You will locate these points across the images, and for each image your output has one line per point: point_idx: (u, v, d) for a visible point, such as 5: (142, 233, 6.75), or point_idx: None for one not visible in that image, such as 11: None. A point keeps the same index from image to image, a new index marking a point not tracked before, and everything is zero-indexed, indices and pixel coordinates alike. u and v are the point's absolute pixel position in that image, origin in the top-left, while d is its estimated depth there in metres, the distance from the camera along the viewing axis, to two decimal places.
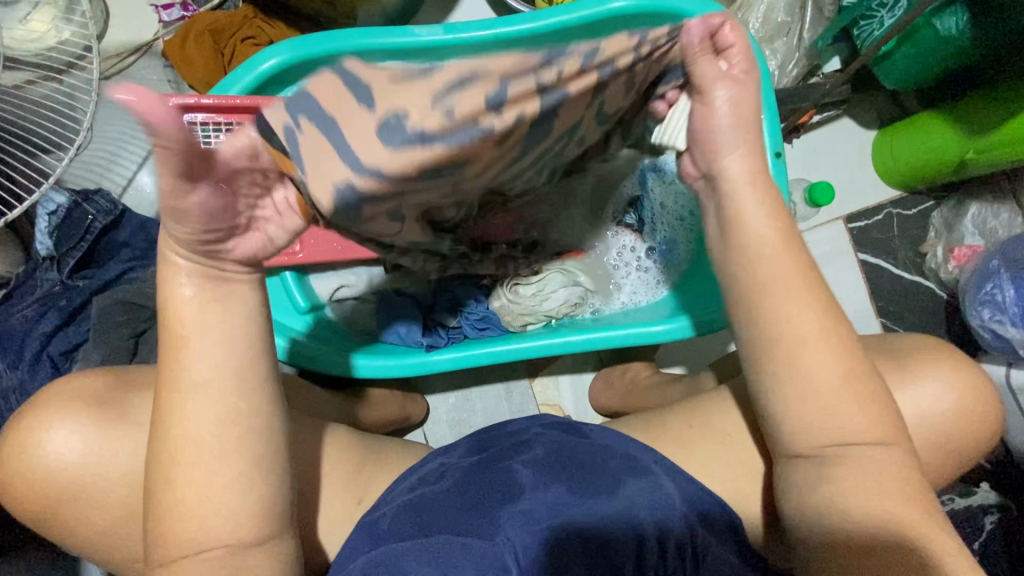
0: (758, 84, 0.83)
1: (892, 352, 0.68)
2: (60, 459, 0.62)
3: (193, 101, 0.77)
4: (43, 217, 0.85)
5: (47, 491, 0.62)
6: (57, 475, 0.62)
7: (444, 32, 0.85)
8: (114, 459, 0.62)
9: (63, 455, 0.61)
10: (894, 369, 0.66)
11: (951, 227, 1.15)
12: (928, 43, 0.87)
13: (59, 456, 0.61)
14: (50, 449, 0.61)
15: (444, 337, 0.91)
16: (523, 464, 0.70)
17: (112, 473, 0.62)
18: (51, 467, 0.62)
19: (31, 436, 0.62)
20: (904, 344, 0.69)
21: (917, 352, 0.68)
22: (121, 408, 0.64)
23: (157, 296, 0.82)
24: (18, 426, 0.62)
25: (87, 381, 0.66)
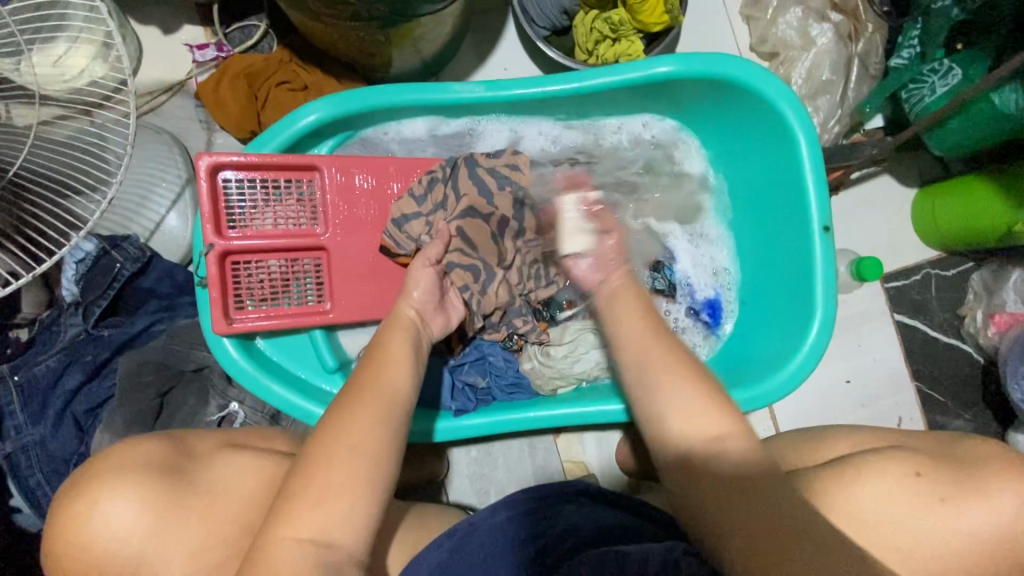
0: (809, 155, 0.81)
1: (959, 462, 0.72)
2: (117, 529, 0.59)
3: (229, 159, 0.75)
4: (71, 264, 0.84)
5: (103, 566, 0.59)
6: (110, 553, 0.59)
7: (485, 89, 0.83)
8: (174, 536, 0.61)
9: (123, 527, 0.59)
10: (966, 484, 0.69)
11: (992, 292, 1.11)
12: (985, 117, 0.84)
13: (119, 526, 0.59)
14: (111, 517, 0.59)
15: (473, 399, 0.88)
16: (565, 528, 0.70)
17: (165, 551, 0.60)
18: (108, 542, 0.59)
19: (92, 508, 0.60)
20: (971, 452, 0.72)
21: (985, 464, 0.70)
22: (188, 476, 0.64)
23: (186, 356, 0.81)
24: (80, 495, 0.60)
25: (155, 446, 0.65)
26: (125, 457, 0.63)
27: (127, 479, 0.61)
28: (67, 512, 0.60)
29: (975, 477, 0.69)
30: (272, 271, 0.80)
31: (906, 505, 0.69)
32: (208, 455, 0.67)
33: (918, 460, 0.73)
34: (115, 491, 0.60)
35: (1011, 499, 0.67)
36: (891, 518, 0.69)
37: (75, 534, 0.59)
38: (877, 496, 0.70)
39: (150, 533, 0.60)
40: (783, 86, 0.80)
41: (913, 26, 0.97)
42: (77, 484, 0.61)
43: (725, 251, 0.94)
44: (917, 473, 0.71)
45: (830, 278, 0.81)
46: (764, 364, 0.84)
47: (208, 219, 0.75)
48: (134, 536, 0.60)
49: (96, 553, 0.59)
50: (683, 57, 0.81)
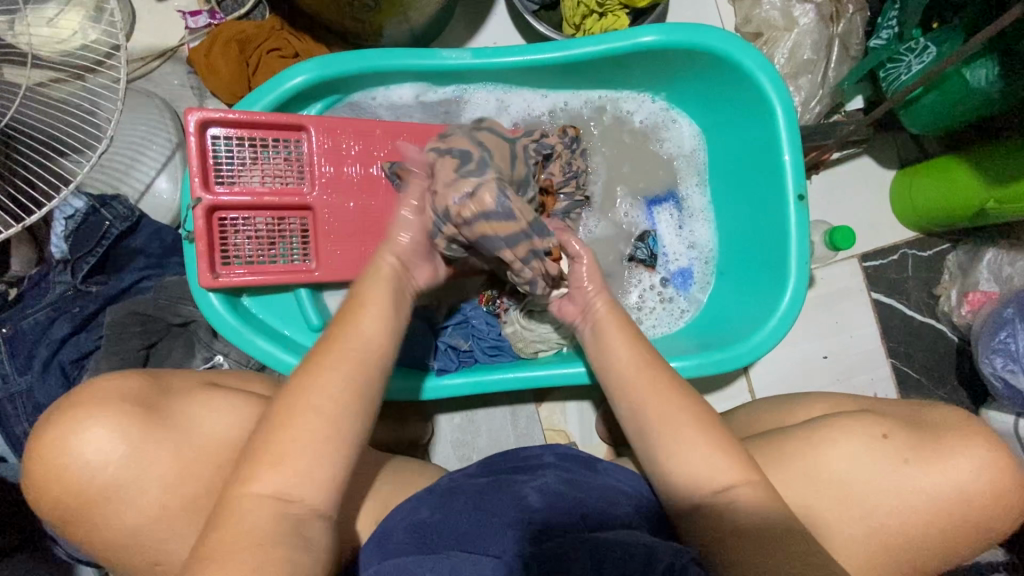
0: (786, 126, 0.83)
1: (925, 426, 0.74)
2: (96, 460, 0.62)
3: (217, 116, 0.76)
4: (60, 221, 0.85)
5: (79, 492, 0.62)
6: (87, 478, 0.62)
7: (472, 56, 0.85)
8: (149, 469, 0.63)
9: (101, 456, 0.62)
10: (929, 446, 0.72)
11: (966, 271, 1.14)
12: (957, 92, 0.87)
13: (96, 456, 0.62)
14: (89, 448, 0.62)
15: (455, 360, 0.91)
16: (535, 489, 0.73)
17: (140, 483, 0.63)
18: (85, 466, 0.62)
19: (70, 432, 0.62)
20: (939, 420, 0.75)
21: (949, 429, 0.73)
22: (167, 414, 0.66)
23: (172, 309, 0.82)
24: (62, 419, 0.63)
25: (132, 382, 0.67)
26: (104, 396, 0.65)
27: (105, 416, 0.63)
28: (46, 435, 0.62)
29: (941, 440, 0.72)
30: (259, 228, 0.81)
31: (873, 464, 0.71)
32: (185, 395, 0.69)
33: (886, 423, 0.75)
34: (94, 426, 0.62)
35: (971, 458, 0.70)
36: (858, 476, 0.72)
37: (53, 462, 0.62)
38: (847, 456, 0.72)
39: (127, 461, 0.62)
40: (762, 59, 0.82)
41: (891, 7, 0.98)
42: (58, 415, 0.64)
43: (705, 225, 0.97)
44: (884, 435, 0.73)
45: (804, 246, 0.83)
46: (738, 330, 0.86)
47: (197, 173, 0.77)
48: (113, 461, 0.62)
49: (74, 472, 0.62)
50: (664, 28, 0.83)
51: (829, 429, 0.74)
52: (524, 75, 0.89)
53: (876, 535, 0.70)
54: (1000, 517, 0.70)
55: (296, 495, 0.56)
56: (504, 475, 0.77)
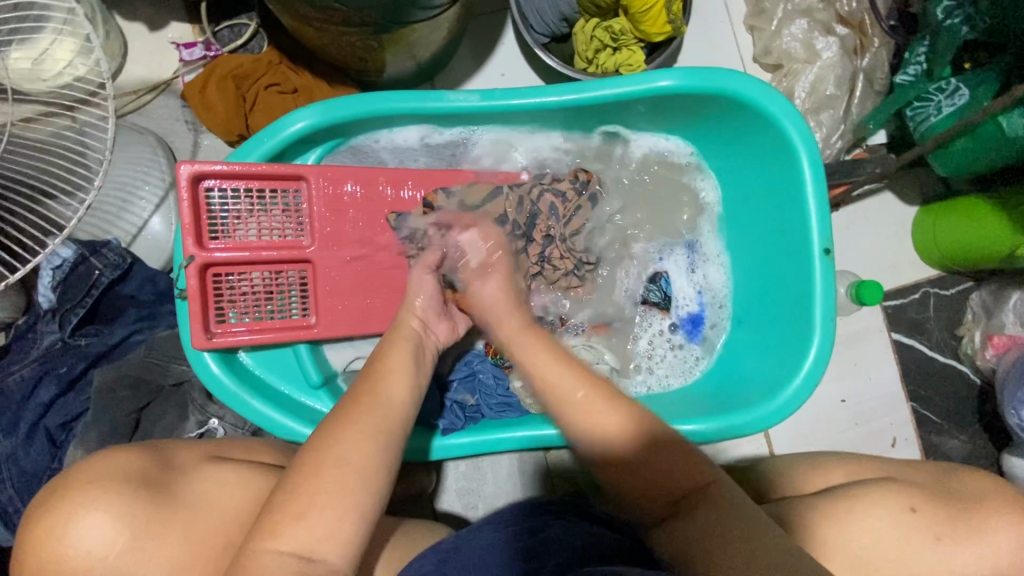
0: (812, 177, 0.79)
1: (957, 496, 0.70)
2: (96, 542, 0.58)
3: (211, 168, 0.72)
4: (49, 270, 0.81)
5: None
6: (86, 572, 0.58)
7: (480, 98, 0.80)
8: (147, 560, 0.59)
9: (98, 547, 0.58)
10: (963, 521, 0.68)
11: (990, 313, 1.10)
12: (991, 141, 0.83)
13: (104, 534, 0.58)
14: (91, 529, 0.58)
15: (461, 415, 0.87)
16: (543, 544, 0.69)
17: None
18: (83, 559, 0.58)
19: (68, 523, 0.58)
20: (970, 488, 0.71)
21: (984, 500, 0.69)
22: (169, 496, 0.62)
23: (165, 370, 0.78)
24: (59, 507, 0.58)
25: (132, 458, 0.63)
26: (118, 464, 0.62)
27: (106, 496, 0.59)
28: (41, 523, 0.58)
29: (974, 514, 0.68)
30: (256, 284, 0.77)
31: (898, 539, 0.68)
32: (186, 470, 0.65)
33: (915, 495, 0.71)
34: (100, 504, 0.59)
35: (1007, 534, 0.67)
36: (883, 551, 0.68)
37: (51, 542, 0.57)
38: (875, 529, 0.69)
39: (125, 553, 0.59)
40: (787, 105, 0.78)
41: (919, 43, 0.93)
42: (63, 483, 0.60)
43: (722, 270, 0.93)
44: (912, 508, 0.69)
45: (830, 301, 0.79)
46: (758, 389, 0.82)
47: (190, 230, 0.72)
48: (109, 554, 0.58)
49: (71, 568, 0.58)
50: (684, 71, 0.78)
51: (855, 501, 0.70)
52: (535, 116, 0.84)
53: None
54: None
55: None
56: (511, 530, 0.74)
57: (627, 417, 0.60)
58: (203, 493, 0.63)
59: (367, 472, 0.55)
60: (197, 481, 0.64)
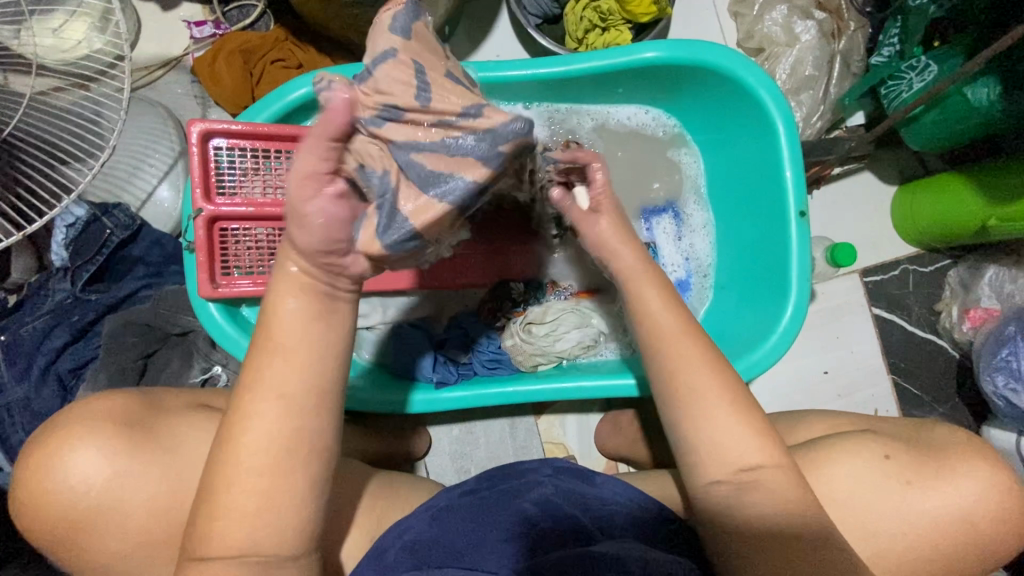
0: (788, 143, 0.83)
1: (930, 446, 0.75)
2: (81, 481, 0.60)
3: (220, 127, 0.76)
4: (61, 229, 0.85)
5: (68, 515, 0.60)
6: (77, 503, 0.60)
7: (474, 69, 0.85)
8: (139, 492, 0.61)
9: (88, 479, 0.60)
10: (933, 464, 0.72)
11: (967, 288, 1.14)
12: (958, 111, 0.87)
13: (93, 469, 0.60)
14: (78, 464, 0.60)
15: (454, 372, 0.90)
16: (533, 504, 0.73)
17: (132, 506, 0.61)
18: (74, 491, 0.60)
19: (59, 456, 0.60)
20: (941, 439, 0.75)
21: (955, 448, 0.74)
22: (158, 437, 0.64)
23: (171, 319, 0.82)
24: (52, 440, 0.61)
25: (122, 402, 0.65)
26: (97, 408, 0.64)
27: (97, 432, 0.61)
28: (38, 454, 0.61)
29: (945, 460, 0.72)
30: (260, 239, 0.81)
31: (874, 484, 0.72)
32: (175, 414, 0.67)
33: (889, 445, 0.75)
34: (83, 441, 0.61)
35: (975, 479, 0.70)
36: (860, 493, 0.71)
37: (38, 478, 0.60)
38: (853, 473, 0.72)
39: (118, 483, 0.61)
40: (763, 75, 0.82)
41: (891, 24, 0.97)
42: (48, 427, 0.63)
43: (705, 239, 0.97)
44: (886, 455, 0.73)
45: (805, 261, 0.83)
46: (738, 347, 0.86)
47: (198, 184, 0.77)
48: (102, 484, 0.61)
49: (63, 498, 0.60)
50: (668, 44, 0.83)
51: (833, 448, 0.75)
52: (526, 87, 0.89)
53: (877, 555, 0.70)
54: (998, 535, 0.70)
55: (294, 513, 0.52)
56: (501, 490, 0.77)
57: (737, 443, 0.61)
58: (184, 437, 0.65)
59: None
60: (181, 424, 0.66)
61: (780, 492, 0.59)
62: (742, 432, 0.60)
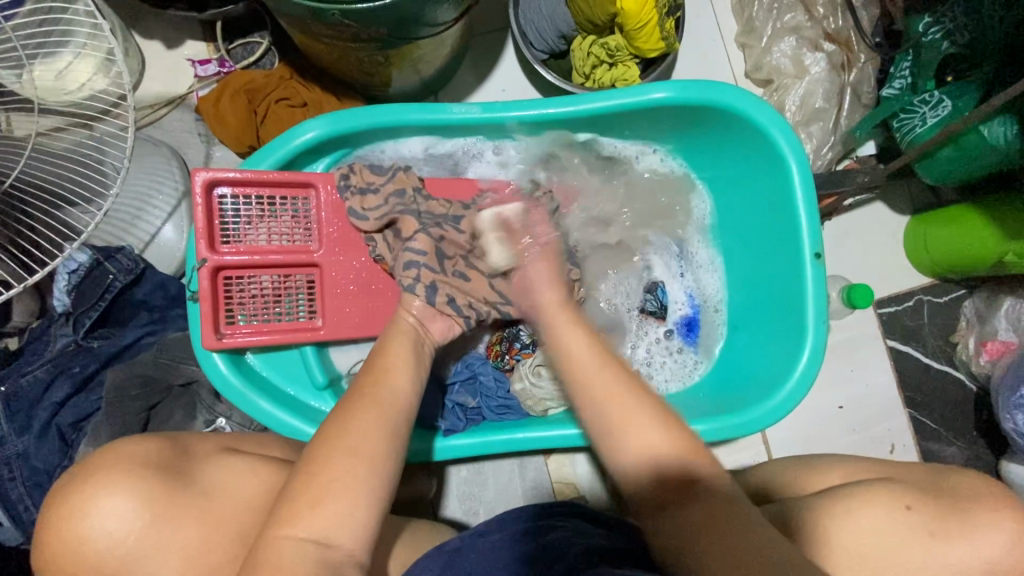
0: (801, 183, 0.82)
1: (951, 498, 0.71)
2: (110, 528, 0.58)
3: (225, 176, 0.75)
4: (63, 275, 0.84)
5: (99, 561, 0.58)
6: (109, 550, 0.58)
7: (481, 111, 0.84)
8: (168, 544, 0.60)
9: (122, 525, 0.59)
10: (957, 518, 0.69)
11: (984, 320, 1.12)
12: (974, 148, 0.85)
13: (123, 515, 0.59)
14: (107, 511, 0.58)
15: (463, 418, 0.89)
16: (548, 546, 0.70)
17: (157, 562, 0.59)
18: (105, 537, 0.58)
19: (91, 498, 0.59)
20: (961, 486, 0.72)
21: (974, 494, 0.71)
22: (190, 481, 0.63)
23: (175, 368, 0.80)
24: (84, 483, 0.59)
25: (154, 446, 0.64)
26: (134, 451, 0.63)
27: (132, 475, 0.60)
28: (69, 497, 0.59)
29: (967, 512, 0.69)
30: (265, 287, 0.80)
31: (899, 542, 0.69)
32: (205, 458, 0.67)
33: (909, 494, 0.72)
34: (119, 487, 0.59)
35: (1001, 534, 0.68)
36: (880, 549, 0.69)
37: (67, 526, 0.58)
38: (869, 527, 0.70)
39: (145, 532, 0.59)
40: (775, 115, 0.81)
41: (903, 58, 0.98)
42: (82, 468, 0.61)
43: (716, 277, 0.95)
44: (907, 507, 0.71)
45: (822, 304, 0.81)
46: (756, 391, 0.84)
47: (202, 234, 0.75)
48: (130, 534, 0.59)
49: (90, 547, 0.58)
50: (677, 84, 0.82)
51: (851, 497, 0.72)
52: (535, 127, 0.87)
53: None
54: None
55: None
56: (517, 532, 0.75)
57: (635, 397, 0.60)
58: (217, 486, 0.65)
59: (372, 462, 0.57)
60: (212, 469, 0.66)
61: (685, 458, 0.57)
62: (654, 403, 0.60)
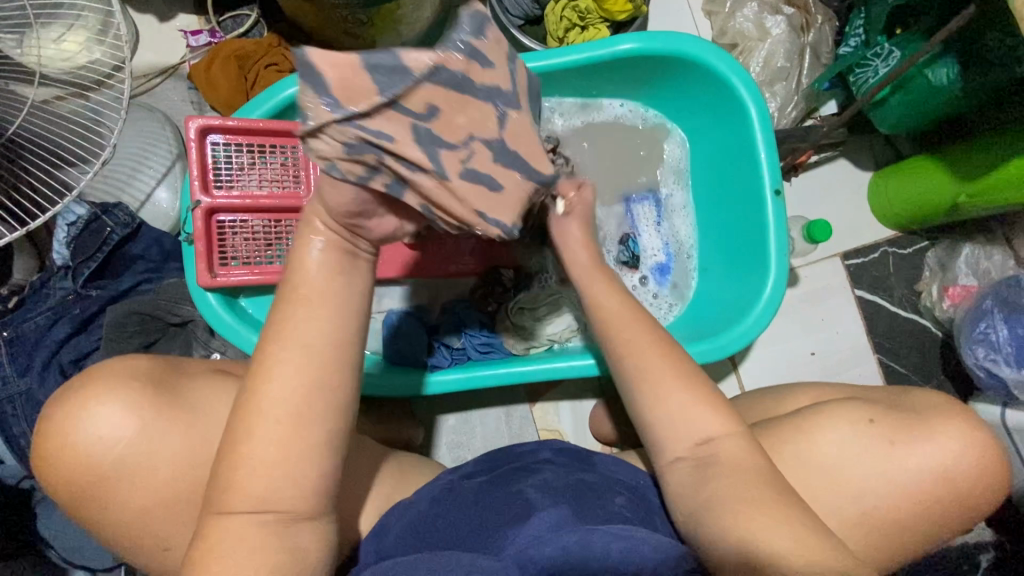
0: (760, 126, 0.87)
1: (911, 411, 0.77)
2: (100, 433, 0.62)
3: (216, 122, 0.79)
4: (63, 227, 0.88)
5: (89, 468, 0.62)
6: (100, 457, 0.62)
7: None
8: (157, 453, 0.63)
9: (110, 438, 0.62)
10: (914, 425, 0.75)
11: (945, 267, 1.17)
12: (920, 91, 0.92)
13: (109, 427, 0.62)
14: (96, 425, 0.62)
15: (448, 357, 0.93)
16: (533, 488, 0.74)
17: (148, 465, 0.63)
18: (93, 448, 0.62)
19: (81, 411, 0.62)
20: (921, 405, 0.78)
21: (933, 410, 0.76)
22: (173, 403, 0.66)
23: (171, 309, 0.84)
24: (74, 400, 0.63)
25: (139, 367, 0.67)
26: (119, 369, 0.66)
27: (120, 396, 0.63)
28: (58, 414, 0.62)
29: (922, 420, 0.75)
30: (256, 230, 0.84)
31: (864, 451, 0.74)
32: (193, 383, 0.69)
33: (872, 409, 0.78)
34: (112, 396, 0.63)
35: (953, 439, 0.72)
36: (845, 461, 0.74)
37: (59, 434, 0.61)
38: (833, 441, 0.75)
39: (133, 443, 0.63)
40: (734, 62, 0.87)
41: (856, 16, 1.05)
42: (72, 388, 0.64)
43: (688, 224, 1.01)
44: (870, 419, 0.76)
45: (783, 237, 0.86)
46: (724, 322, 0.89)
47: (197, 177, 0.80)
48: (120, 443, 0.62)
49: (82, 454, 0.62)
50: (643, 36, 0.87)
51: (817, 416, 0.78)
52: None
53: (866, 510, 0.73)
54: (980, 488, 0.72)
55: (285, 491, 0.54)
56: (503, 474, 0.79)
57: (688, 416, 0.65)
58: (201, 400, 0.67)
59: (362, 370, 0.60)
60: (196, 392, 0.68)
61: (740, 470, 0.63)
62: (697, 418, 0.65)
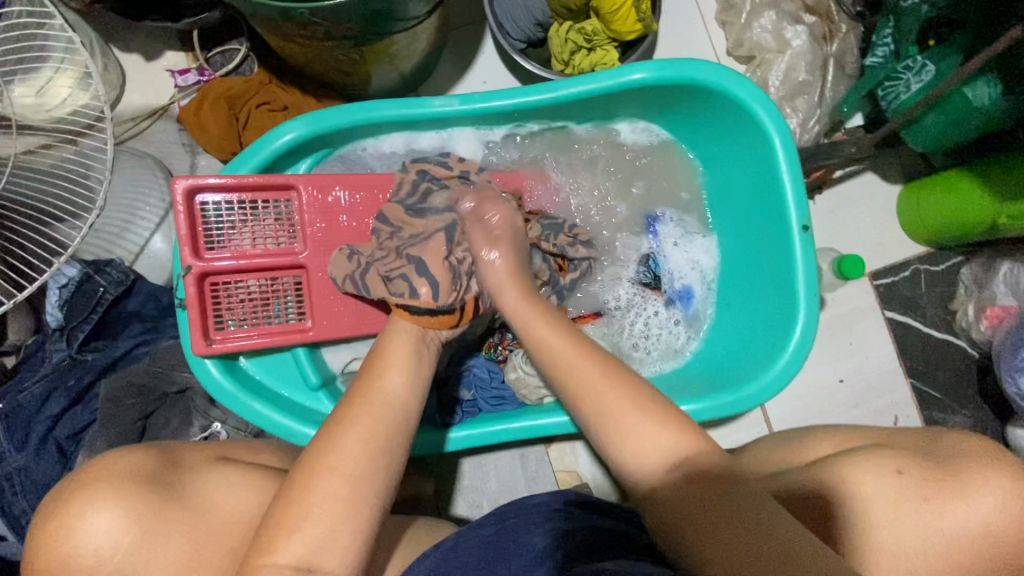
0: (785, 155, 0.81)
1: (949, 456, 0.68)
2: (98, 538, 0.58)
3: (205, 183, 0.75)
4: (55, 290, 0.84)
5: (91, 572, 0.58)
6: (103, 560, 0.58)
7: (459, 101, 0.83)
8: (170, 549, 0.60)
9: (109, 540, 0.58)
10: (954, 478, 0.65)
11: (982, 285, 1.10)
12: (960, 111, 0.85)
13: (111, 526, 0.59)
14: (101, 518, 0.58)
15: (458, 412, 0.90)
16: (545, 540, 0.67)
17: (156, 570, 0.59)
18: (97, 549, 0.58)
19: (77, 511, 0.59)
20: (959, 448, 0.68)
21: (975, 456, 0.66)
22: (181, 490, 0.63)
23: (168, 377, 0.81)
24: (71, 498, 0.59)
25: (141, 454, 0.64)
26: (119, 464, 0.62)
27: (120, 487, 0.60)
28: (54, 517, 0.59)
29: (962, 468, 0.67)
30: (252, 291, 0.80)
31: (893, 505, 0.64)
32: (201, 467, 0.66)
33: (900, 458, 0.68)
34: (104, 496, 0.59)
35: None
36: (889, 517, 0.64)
37: (59, 538, 0.58)
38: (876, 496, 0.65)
39: (141, 536, 0.59)
40: (756, 90, 0.80)
41: (886, 24, 0.97)
42: (66, 487, 0.61)
43: (706, 252, 0.95)
44: (898, 471, 0.66)
45: (812, 276, 0.80)
46: (747, 370, 0.84)
47: (186, 241, 0.75)
48: (126, 541, 0.59)
49: (80, 556, 0.58)
50: (655, 64, 0.81)
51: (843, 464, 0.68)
52: (513, 116, 0.87)
53: None
54: None
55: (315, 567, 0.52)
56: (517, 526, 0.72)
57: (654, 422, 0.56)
58: (210, 490, 0.64)
59: (368, 464, 0.56)
60: (204, 475, 0.65)
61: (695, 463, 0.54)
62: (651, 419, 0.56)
